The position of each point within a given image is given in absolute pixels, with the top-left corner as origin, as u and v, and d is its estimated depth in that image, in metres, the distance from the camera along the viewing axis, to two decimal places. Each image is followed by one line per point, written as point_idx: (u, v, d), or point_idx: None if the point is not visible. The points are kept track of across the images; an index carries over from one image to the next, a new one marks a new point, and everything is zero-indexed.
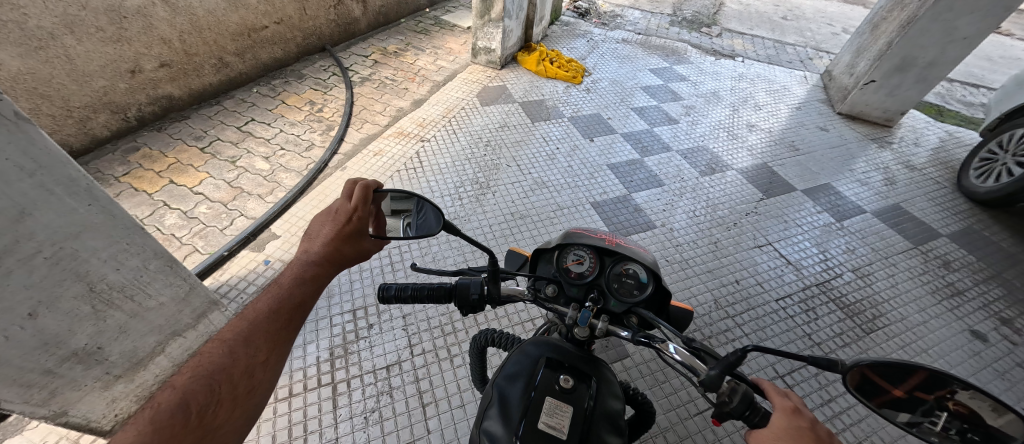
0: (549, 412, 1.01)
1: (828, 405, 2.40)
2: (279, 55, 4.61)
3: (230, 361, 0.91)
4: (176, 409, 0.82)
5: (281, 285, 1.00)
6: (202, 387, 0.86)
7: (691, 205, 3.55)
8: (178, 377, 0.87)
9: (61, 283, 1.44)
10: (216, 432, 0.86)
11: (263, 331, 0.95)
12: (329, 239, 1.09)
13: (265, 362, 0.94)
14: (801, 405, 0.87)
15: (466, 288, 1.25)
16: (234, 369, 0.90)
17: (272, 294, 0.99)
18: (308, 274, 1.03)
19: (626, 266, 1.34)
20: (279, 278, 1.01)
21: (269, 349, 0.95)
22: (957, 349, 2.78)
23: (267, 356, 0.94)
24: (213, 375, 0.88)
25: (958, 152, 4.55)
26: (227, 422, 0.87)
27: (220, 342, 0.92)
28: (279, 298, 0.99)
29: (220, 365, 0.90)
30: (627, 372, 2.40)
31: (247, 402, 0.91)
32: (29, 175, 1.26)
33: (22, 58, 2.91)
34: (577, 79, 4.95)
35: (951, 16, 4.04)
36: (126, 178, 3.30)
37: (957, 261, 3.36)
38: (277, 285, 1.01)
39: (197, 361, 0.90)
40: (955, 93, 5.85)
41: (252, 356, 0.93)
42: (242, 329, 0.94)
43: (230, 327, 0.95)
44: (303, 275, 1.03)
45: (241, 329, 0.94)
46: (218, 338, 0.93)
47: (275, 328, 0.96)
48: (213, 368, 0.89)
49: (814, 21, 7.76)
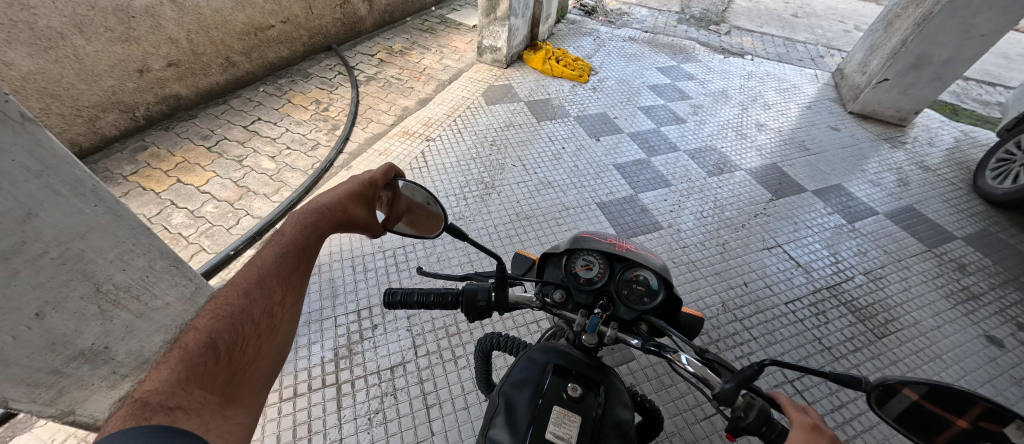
0: (557, 422, 0.99)
1: (839, 411, 2.37)
2: (285, 54, 4.62)
3: (249, 305, 0.88)
4: (203, 348, 0.80)
5: (290, 235, 0.98)
6: (226, 327, 0.84)
7: (698, 205, 3.51)
8: (199, 320, 0.85)
9: (67, 284, 1.44)
10: (248, 367, 0.85)
11: (280, 277, 0.94)
12: (337, 194, 1.07)
13: (284, 306, 0.93)
14: (820, 423, 0.85)
15: (472, 294, 1.21)
16: (254, 309, 0.89)
17: (279, 242, 0.98)
18: (314, 224, 1.01)
19: (636, 272, 1.31)
20: (287, 229, 0.99)
21: (285, 293, 0.94)
22: (973, 354, 2.73)
23: (286, 300, 0.93)
24: (235, 317, 0.86)
25: (973, 152, 4.46)
26: (257, 357, 0.87)
27: (235, 288, 0.90)
28: (290, 247, 0.97)
29: (240, 308, 0.87)
30: (633, 375, 2.38)
31: (272, 339, 0.90)
32: (36, 175, 1.26)
33: (31, 58, 2.93)
34: (584, 78, 4.91)
35: (968, 12, 3.96)
36: (134, 177, 3.32)
37: (973, 264, 3.29)
38: (283, 236, 0.99)
39: (215, 305, 0.87)
40: (970, 92, 5.74)
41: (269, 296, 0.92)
42: (258, 274, 0.92)
43: (241, 273, 0.93)
44: (309, 227, 1.01)
45: (256, 275, 0.92)
46: (232, 284, 0.90)
47: (288, 271, 0.95)
48: (232, 309, 0.87)
49: (825, 18, 7.65)
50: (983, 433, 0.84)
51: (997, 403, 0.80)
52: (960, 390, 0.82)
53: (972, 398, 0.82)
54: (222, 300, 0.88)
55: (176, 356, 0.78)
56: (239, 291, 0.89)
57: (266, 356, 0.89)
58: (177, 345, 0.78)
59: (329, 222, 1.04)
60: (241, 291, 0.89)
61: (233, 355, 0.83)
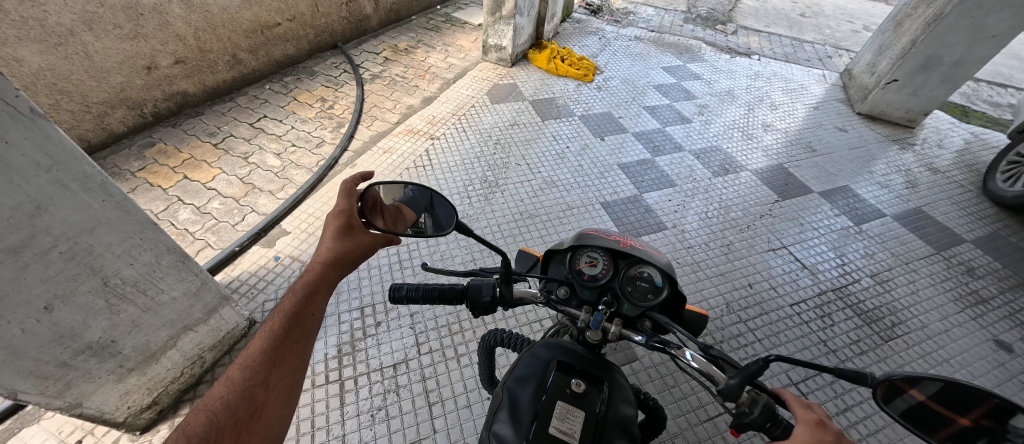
0: (561, 417, 0.99)
1: (844, 414, 2.35)
2: (291, 52, 4.64)
3: (243, 392, 0.83)
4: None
5: (285, 312, 0.96)
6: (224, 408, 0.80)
7: (703, 206, 3.50)
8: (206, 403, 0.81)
9: (75, 278, 1.46)
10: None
11: (276, 361, 0.90)
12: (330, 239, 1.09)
13: (277, 395, 0.86)
14: (826, 419, 0.84)
15: (478, 290, 1.22)
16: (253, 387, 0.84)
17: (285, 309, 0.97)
18: (309, 291, 1.01)
19: (640, 269, 1.30)
20: (280, 307, 0.97)
21: (281, 379, 0.88)
22: (981, 359, 2.70)
23: (281, 386, 0.87)
24: (227, 414, 0.80)
25: (984, 154, 4.41)
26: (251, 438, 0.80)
27: (226, 383, 0.84)
28: (286, 324, 0.94)
29: (232, 401, 0.81)
30: (636, 375, 2.37)
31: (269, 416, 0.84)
32: (45, 171, 1.28)
33: (42, 54, 2.96)
34: (589, 77, 4.89)
35: (980, 13, 3.92)
36: (141, 173, 3.35)
37: (982, 268, 3.25)
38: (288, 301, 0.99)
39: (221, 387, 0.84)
40: (981, 93, 5.67)
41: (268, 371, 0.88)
42: (253, 362, 0.88)
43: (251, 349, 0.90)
44: (304, 297, 0.99)
45: (250, 360, 0.87)
46: (222, 380, 0.84)
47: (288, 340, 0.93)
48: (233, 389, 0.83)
49: (834, 18, 7.57)
50: (987, 433, 0.84)
51: (1009, 402, 0.78)
52: (973, 388, 0.80)
53: (984, 395, 0.81)
54: (212, 399, 0.81)
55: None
56: (234, 384, 0.83)
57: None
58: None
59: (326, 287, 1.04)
60: (234, 385, 0.83)
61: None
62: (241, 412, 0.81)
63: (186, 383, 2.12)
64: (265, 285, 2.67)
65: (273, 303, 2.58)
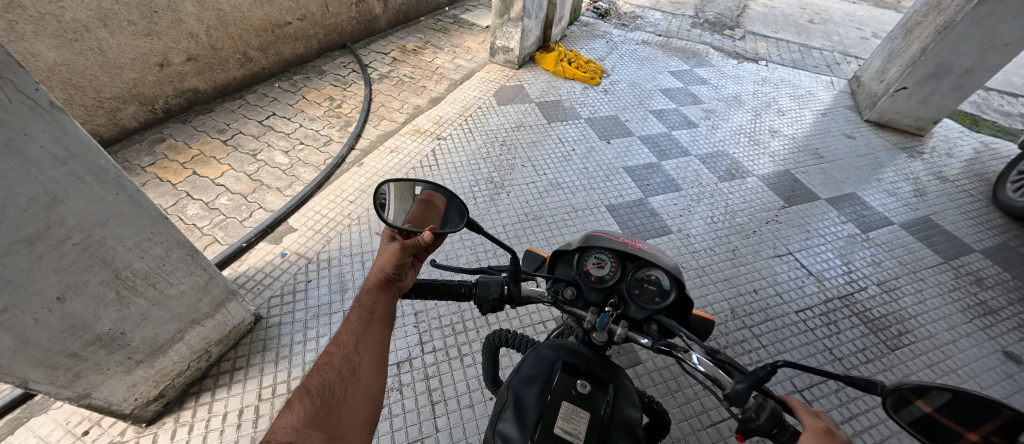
0: (566, 417, 1.00)
1: (849, 422, 2.33)
2: (300, 51, 4.68)
3: (344, 366, 0.96)
4: (312, 404, 0.88)
5: (363, 303, 1.08)
6: (332, 380, 0.93)
7: (709, 211, 3.49)
8: (313, 373, 0.94)
9: (88, 270, 1.48)
10: (349, 411, 0.91)
11: (367, 338, 1.03)
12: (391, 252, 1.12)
13: (371, 364, 1.00)
14: (834, 427, 0.83)
15: (486, 287, 1.24)
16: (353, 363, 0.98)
17: (363, 307, 1.07)
18: (380, 290, 1.11)
19: (648, 272, 1.31)
20: (358, 300, 1.09)
21: (371, 353, 1.01)
22: (989, 370, 2.67)
23: (373, 358, 1.01)
24: (336, 375, 0.94)
25: (994, 164, 4.38)
26: (354, 401, 0.93)
27: (329, 353, 0.98)
28: (366, 313, 1.07)
29: (339, 370, 0.95)
30: (640, 379, 2.36)
31: (367, 384, 0.97)
32: (61, 163, 1.30)
33: (57, 50, 3.00)
34: (596, 80, 4.91)
35: (992, 21, 3.90)
36: (151, 168, 3.38)
37: (991, 278, 3.23)
38: (365, 300, 1.08)
39: (323, 361, 0.96)
40: (992, 102, 5.64)
41: (359, 352, 1.00)
42: (348, 338, 1.01)
43: (345, 333, 1.02)
44: (376, 292, 1.10)
45: (346, 344, 1.00)
46: (325, 351, 0.98)
47: (372, 328, 1.05)
48: (338, 364, 0.96)
49: (842, 25, 7.55)
50: None
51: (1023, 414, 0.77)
52: (981, 397, 0.80)
53: (995, 407, 0.80)
54: (324, 363, 0.95)
55: (294, 409, 0.86)
56: (336, 355, 0.98)
57: (364, 401, 0.95)
58: (293, 398, 0.87)
59: (392, 290, 1.14)
60: (337, 355, 0.98)
61: (334, 402, 0.91)
62: (347, 381, 0.95)
63: (192, 376, 2.14)
64: (271, 281, 2.68)
65: (278, 299, 2.59)
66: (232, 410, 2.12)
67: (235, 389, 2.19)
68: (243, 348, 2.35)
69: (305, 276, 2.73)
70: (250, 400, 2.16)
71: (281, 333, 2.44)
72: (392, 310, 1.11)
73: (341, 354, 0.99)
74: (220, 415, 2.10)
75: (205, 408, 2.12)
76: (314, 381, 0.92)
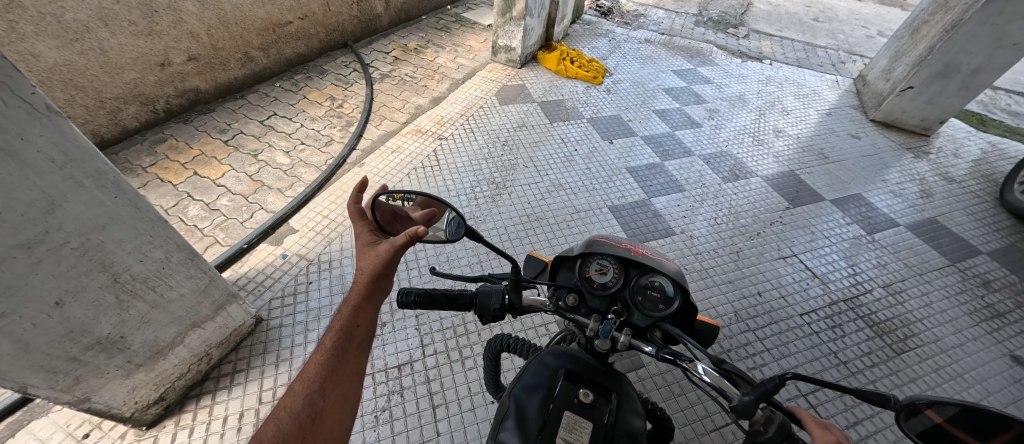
0: (568, 428, 0.98)
1: (854, 427, 2.30)
2: (301, 50, 4.66)
3: (304, 407, 0.93)
4: None
5: (333, 329, 1.06)
6: (290, 425, 0.90)
7: (712, 212, 3.46)
8: (273, 417, 0.91)
9: (87, 274, 1.47)
10: None
11: (333, 373, 1.00)
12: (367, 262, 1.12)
13: (335, 405, 0.97)
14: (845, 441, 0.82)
15: (487, 297, 1.22)
16: (315, 402, 0.95)
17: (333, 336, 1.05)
18: (355, 314, 1.08)
19: (651, 278, 1.29)
20: (331, 325, 1.07)
21: (338, 391, 0.99)
22: (996, 374, 2.64)
23: (338, 398, 0.98)
24: (294, 420, 0.91)
25: (1001, 164, 4.32)
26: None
27: (292, 393, 0.95)
28: (338, 340, 1.04)
29: (298, 411, 0.92)
30: (642, 382, 2.35)
31: (329, 427, 0.94)
32: (59, 167, 1.29)
33: (58, 50, 2.99)
34: (598, 80, 4.88)
35: (1002, 20, 3.85)
36: (152, 169, 3.37)
37: (998, 281, 3.19)
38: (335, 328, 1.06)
39: (284, 403, 0.93)
40: (999, 102, 5.58)
41: (323, 390, 0.97)
42: (312, 375, 0.98)
43: (310, 368, 0.99)
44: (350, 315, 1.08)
45: (310, 377, 0.98)
46: (288, 390, 0.95)
47: (340, 361, 1.02)
48: (298, 405, 0.93)
49: (848, 23, 7.49)
50: None
51: None
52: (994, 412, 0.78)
53: (1007, 421, 0.78)
54: (283, 407, 0.92)
55: None
56: (298, 395, 0.95)
57: None
58: None
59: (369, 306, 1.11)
60: (299, 396, 0.94)
61: None
62: (306, 422, 0.92)
63: (193, 379, 2.13)
64: (272, 282, 2.67)
65: (280, 301, 2.59)
66: (232, 412, 2.12)
67: (235, 391, 2.19)
68: (244, 350, 2.34)
69: (306, 277, 2.72)
70: (250, 404, 2.15)
71: (282, 335, 2.43)
72: (366, 333, 1.08)
73: (304, 393, 0.95)
74: (220, 418, 2.09)
75: (205, 411, 2.11)
76: (270, 429, 0.89)
